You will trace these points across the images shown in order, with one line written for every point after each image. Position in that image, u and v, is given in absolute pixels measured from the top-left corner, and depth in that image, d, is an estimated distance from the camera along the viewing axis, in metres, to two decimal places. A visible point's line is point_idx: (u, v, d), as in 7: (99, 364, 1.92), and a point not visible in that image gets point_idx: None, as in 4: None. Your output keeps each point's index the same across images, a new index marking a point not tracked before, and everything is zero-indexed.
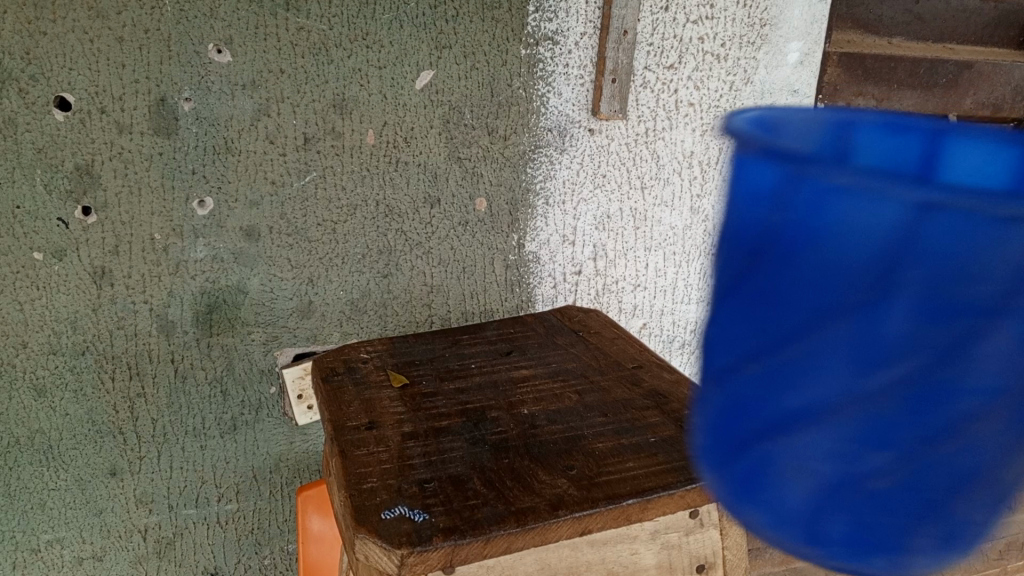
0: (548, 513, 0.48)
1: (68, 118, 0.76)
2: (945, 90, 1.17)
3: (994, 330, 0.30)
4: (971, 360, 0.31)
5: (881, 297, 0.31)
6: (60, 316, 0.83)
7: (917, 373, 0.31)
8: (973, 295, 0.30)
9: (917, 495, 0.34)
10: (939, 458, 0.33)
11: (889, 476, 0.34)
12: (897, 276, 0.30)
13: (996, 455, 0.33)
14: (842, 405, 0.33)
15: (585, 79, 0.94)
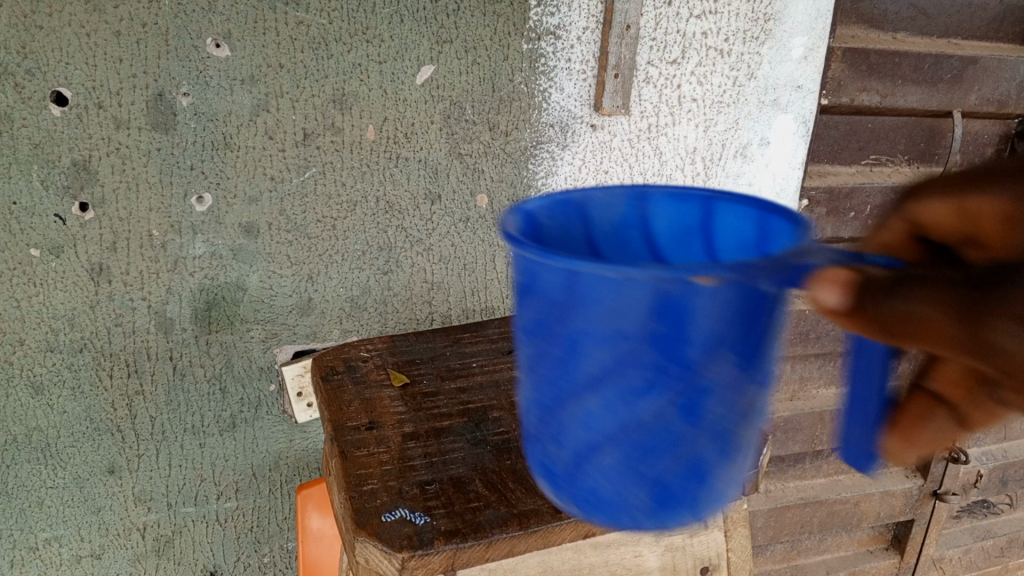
0: (551, 516, 0.47)
1: (65, 113, 0.75)
2: (949, 85, 1.17)
3: (641, 356, 0.34)
4: (621, 364, 0.34)
5: (559, 322, 0.35)
6: (57, 313, 0.82)
7: (600, 386, 0.35)
8: (616, 316, 0.33)
9: (622, 474, 0.38)
10: (629, 444, 0.36)
11: (598, 460, 0.37)
12: (563, 304, 0.35)
13: (691, 441, 0.36)
14: (560, 400, 0.37)
15: (587, 74, 0.93)
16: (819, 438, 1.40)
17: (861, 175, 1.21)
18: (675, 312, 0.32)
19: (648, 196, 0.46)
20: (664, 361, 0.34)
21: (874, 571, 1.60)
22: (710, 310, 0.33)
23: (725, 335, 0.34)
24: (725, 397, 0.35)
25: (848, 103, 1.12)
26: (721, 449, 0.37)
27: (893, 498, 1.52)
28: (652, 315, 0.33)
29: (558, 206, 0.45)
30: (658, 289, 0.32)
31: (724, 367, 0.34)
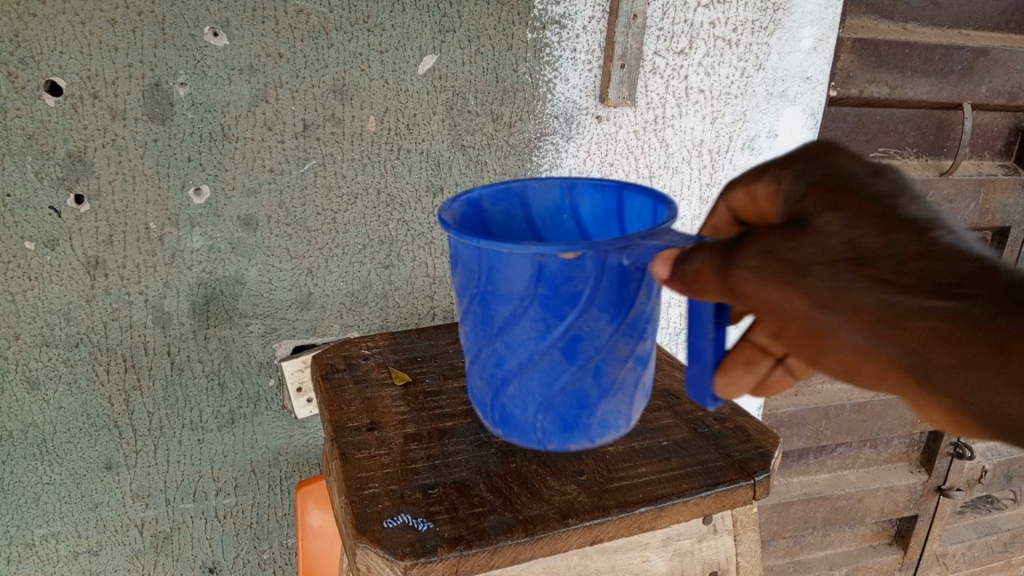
0: (558, 522, 0.46)
1: (59, 103, 0.73)
2: (960, 77, 1.15)
3: (529, 309, 0.45)
4: (518, 317, 0.46)
5: (475, 287, 0.47)
6: (52, 307, 0.81)
7: (505, 331, 0.47)
8: (510, 283, 0.45)
9: (528, 404, 0.49)
10: (530, 376, 0.48)
11: (509, 389, 0.49)
12: (477, 274, 0.46)
13: (576, 375, 0.47)
14: (481, 340, 0.49)
15: (593, 65, 0.91)
16: (824, 433, 1.39)
17: None
18: (552, 281, 0.44)
19: (575, 187, 0.58)
20: (548, 315, 0.45)
21: (878, 567, 1.59)
22: (580, 278, 0.44)
23: (595, 296, 0.45)
24: (602, 342, 0.47)
25: (856, 95, 1.10)
26: (603, 383, 0.48)
27: (897, 494, 1.50)
28: (535, 282, 0.44)
29: (501, 197, 0.58)
30: (538, 264, 0.43)
31: (596, 320, 0.46)
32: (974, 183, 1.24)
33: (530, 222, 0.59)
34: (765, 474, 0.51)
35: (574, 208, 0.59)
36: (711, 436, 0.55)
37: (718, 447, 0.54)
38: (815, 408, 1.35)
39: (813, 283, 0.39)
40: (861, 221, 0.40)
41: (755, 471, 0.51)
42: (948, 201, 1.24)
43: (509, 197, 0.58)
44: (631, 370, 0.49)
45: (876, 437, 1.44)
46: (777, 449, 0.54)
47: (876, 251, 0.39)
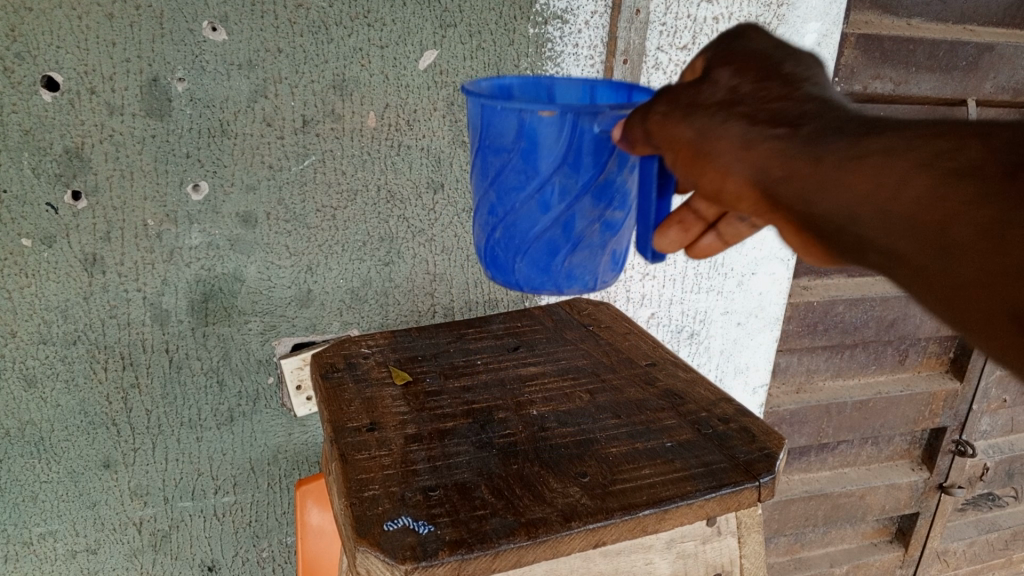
0: (560, 525, 0.45)
1: (56, 99, 0.73)
2: (964, 73, 1.14)
3: (511, 161, 0.52)
4: (504, 169, 0.53)
5: (480, 142, 0.54)
6: (50, 305, 0.80)
7: (494, 180, 0.54)
8: (500, 136, 0.52)
9: (510, 248, 0.56)
10: (511, 224, 0.55)
11: (496, 235, 0.57)
12: (481, 129, 0.54)
13: (546, 226, 0.54)
14: (481, 190, 0.57)
15: (595, 60, 0.90)
16: (825, 431, 1.38)
17: None
18: (531, 137, 0.50)
19: (594, 86, 0.61)
20: (525, 168, 0.52)
21: (878, 564, 1.58)
22: (552, 139, 0.50)
23: (566, 157, 0.51)
24: (570, 200, 0.53)
25: (860, 91, 1.09)
26: (571, 238, 0.55)
27: (898, 491, 1.50)
28: (517, 136, 0.51)
29: (530, 87, 0.62)
30: (519, 119, 0.50)
31: (565, 179, 0.52)
32: None
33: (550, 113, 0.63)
34: (769, 476, 0.51)
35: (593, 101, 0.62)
36: (715, 437, 0.55)
37: (723, 448, 0.53)
38: (817, 405, 1.34)
39: (702, 119, 0.46)
40: (744, 75, 0.48)
41: (759, 473, 0.51)
42: None
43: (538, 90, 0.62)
44: (601, 232, 0.55)
45: (877, 434, 1.44)
46: (782, 450, 0.53)
47: (751, 95, 0.46)
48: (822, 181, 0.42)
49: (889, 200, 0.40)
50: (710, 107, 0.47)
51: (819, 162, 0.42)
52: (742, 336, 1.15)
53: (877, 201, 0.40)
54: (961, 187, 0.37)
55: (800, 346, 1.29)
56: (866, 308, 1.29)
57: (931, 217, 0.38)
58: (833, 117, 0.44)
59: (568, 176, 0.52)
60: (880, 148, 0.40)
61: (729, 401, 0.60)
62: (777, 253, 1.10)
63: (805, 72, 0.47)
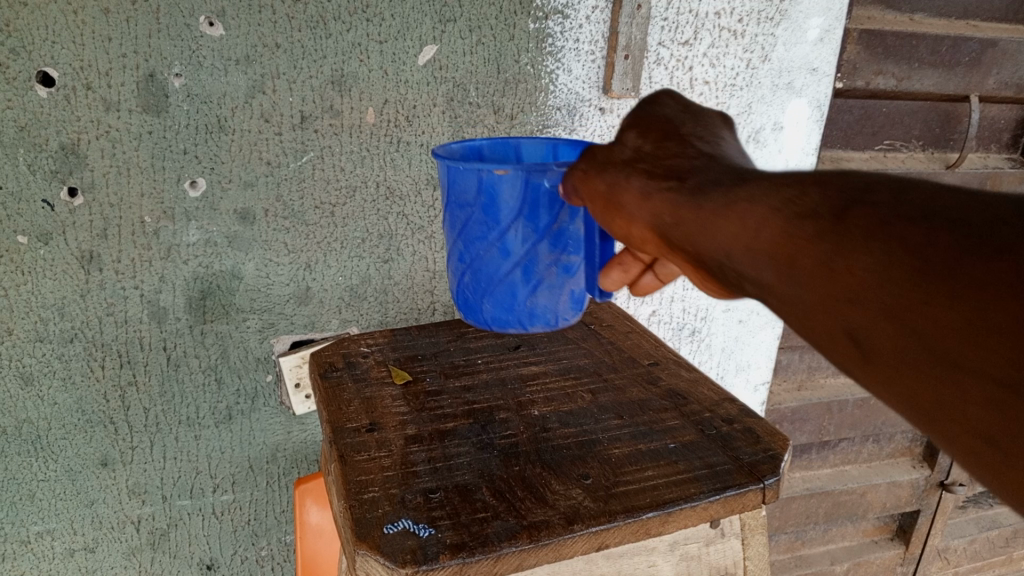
0: (563, 528, 0.44)
1: (51, 94, 0.72)
2: (967, 69, 1.13)
3: (473, 215, 0.54)
4: (467, 221, 0.55)
5: (448, 196, 0.57)
6: (46, 302, 0.79)
7: (459, 232, 0.57)
8: (463, 192, 0.54)
9: (476, 292, 0.58)
10: (476, 271, 0.57)
11: (464, 281, 0.59)
12: (448, 185, 0.56)
13: (508, 271, 0.56)
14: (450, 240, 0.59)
15: (596, 55, 0.89)
16: (827, 428, 1.38)
17: (874, 161, 1.17)
18: (489, 193, 0.53)
19: (558, 145, 0.63)
20: (486, 220, 0.54)
21: (879, 561, 1.58)
22: (510, 194, 0.52)
23: (522, 209, 0.53)
24: (529, 248, 0.55)
25: (863, 87, 1.09)
26: (532, 281, 0.57)
27: (899, 488, 1.50)
28: (477, 192, 0.53)
29: (500, 147, 0.64)
30: (478, 176, 0.52)
31: (523, 229, 0.54)
32: (980, 176, 1.23)
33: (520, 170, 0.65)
34: (774, 477, 0.50)
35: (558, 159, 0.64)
36: (719, 438, 0.54)
37: (726, 449, 0.53)
38: (818, 403, 1.34)
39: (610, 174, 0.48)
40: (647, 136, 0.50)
41: (764, 475, 0.50)
42: None
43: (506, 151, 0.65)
44: (561, 275, 0.57)
45: (878, 431, 1.43)
46: (786, 451, 0.53)
47: (650, 155, 0.49)
48: (701, 226, 0.43)
49: (751, 242, 0.41)
50: (615, 166, 0.49)
51: (696, 208, 0.44)
52: (744, 333, 1.14)
53: (743, 242, 0.41)
54: (801, 227, 0.38)
55: (802, 344, 1.29)
56: None
57: (784, 255, 0.39)
58: (721, 169, 0.46)
59: (525, 226, 0.54)
60: (746, 193, 0.42)
61: (732, 401, 0.59)
62: None
63: (703, 133, 0.49)
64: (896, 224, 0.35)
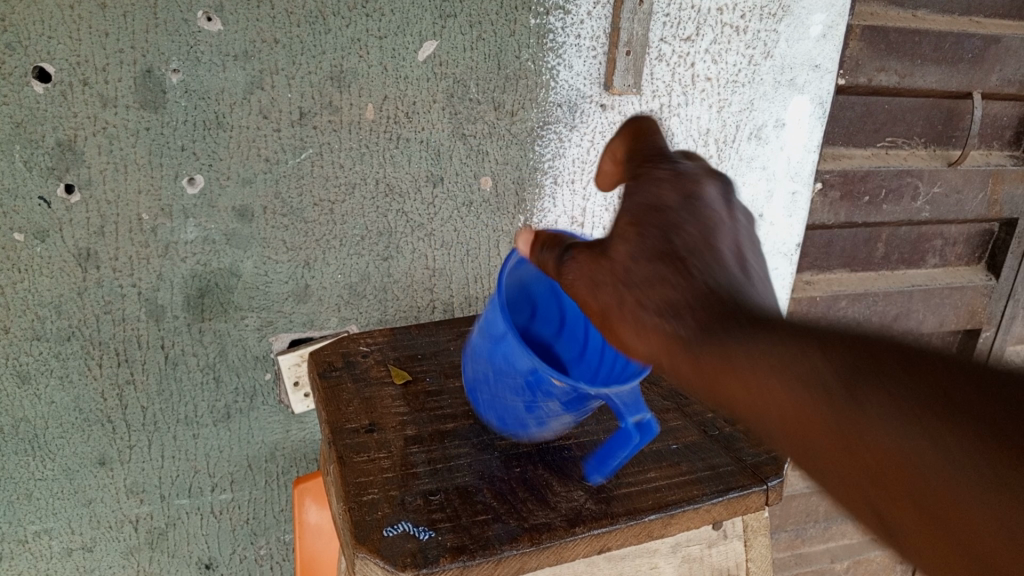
0: (565, 530, 0.44)
1: (48, 90, 0.71)
2: (970, 65, 1.13)
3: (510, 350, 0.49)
4: (502, 369, 0.50)
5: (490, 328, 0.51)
6: (43, 300, 0.79)
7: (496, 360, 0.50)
8: (509, 358, 0.49)
9: (488, 408, 0.53)
10: (494, 399, 0.52)
11: (479, 392, 0.54)
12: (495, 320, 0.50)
13: (524, 416, 0.51)
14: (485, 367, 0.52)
15: (598, 51, 0.89)
16: None
17: (876, 158, 1.17)
18: (540, 383, 0.48)
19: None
20: (523, 388, 0.50)
21: (879, 559, 1.58)
22: (559, 393, 0.48)
23: (565, 398, 0.49)
24: (555, 415, 0.51)
25: (865, 83, 1.08)
26: (545, 429, 0.52)
27: None
28: (527, 373, 0.49)
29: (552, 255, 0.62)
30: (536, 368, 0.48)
31: (556, 408, 0.50)
32: (982, 173, 1.22)
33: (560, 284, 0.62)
34: (777, 479, 0.50)
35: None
36: (721, 439, 0.54)
37: (729, 451, 0.52)
38: None
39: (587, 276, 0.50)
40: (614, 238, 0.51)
41: (767, 476, 0.50)
42: (956, 191, 1.22)
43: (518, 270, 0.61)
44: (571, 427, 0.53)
45: None
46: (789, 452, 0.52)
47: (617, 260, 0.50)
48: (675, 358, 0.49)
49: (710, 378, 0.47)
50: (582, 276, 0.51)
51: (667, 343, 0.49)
52: None
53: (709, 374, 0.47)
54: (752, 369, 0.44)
55: None
56: (869, 303, 1.27)
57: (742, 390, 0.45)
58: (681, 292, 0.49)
59: (561, 408, 0.50)
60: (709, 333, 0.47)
61: None
62: (780, 248, 1.09)
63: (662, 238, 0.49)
64: (879, 400, 0.39)
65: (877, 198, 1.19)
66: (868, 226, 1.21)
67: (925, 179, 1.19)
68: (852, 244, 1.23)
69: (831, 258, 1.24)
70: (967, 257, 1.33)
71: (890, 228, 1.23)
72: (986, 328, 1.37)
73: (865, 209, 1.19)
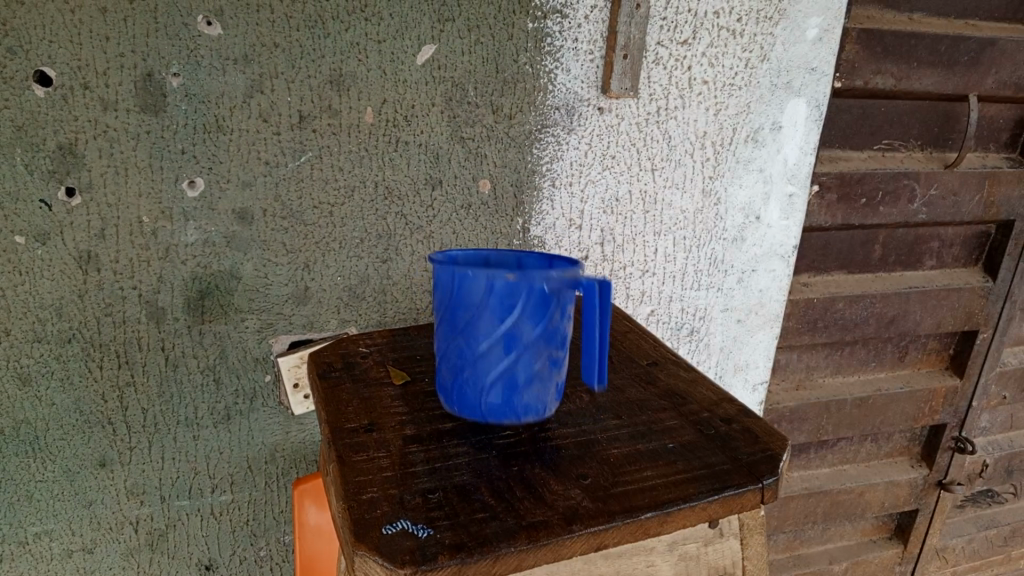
0: (562, 528, 0.44)
1: (49, 94, 0.72)
2: (966, 68, 1.13)
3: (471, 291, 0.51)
4: (467, 317, 0.51)
5: (443, 294, 0.53)
6: (44, 302, 0.79)
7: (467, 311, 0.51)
8: (467, 292, 0.51)
9: (476, 385, 0.53)
10: (476, 365, 0.52)
11: (463, 376, 0.53)
12: (447, 285, 0.52)
13: (508, 365, 0.52)
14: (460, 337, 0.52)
15: (595, 55, 0.89)
16: (825, 427, 1.38)
17: (873, 161, 1.17)
18: (499, 295, 0.50)
19: (524, 255, 0.60)
20: (491, 317, 0.50)
21: (878, 561, 1.58)
22: (519, 300, 0.50)
23: (529, 307, 0.50)
24: (532, 342, 0.52)
25: (861, 86, 1.09)
26: (531, 373, 0.52)
27: (897, 488, 1.50)
28: (486, 294, 0.50)
29: (471, 257, 0.60)
30: (488, 279, 0.50)
31: (528, 327, 0.51)
32: (979, 175, 1.23)
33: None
34: (773, 478, 0.50)
35: (523, 271, 0.61)
36: (718, 438, 0.54)
37: (725, 450, 0.53)
38: (817, 402, 1.34)
39: None
40: None
41: (763, 475, 0.50)
42: (953, 193, 1.23)
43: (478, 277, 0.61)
44: (554, 369, 0.54)
45: (877, 431, 1.43)
46: (785, 451, 0.52)
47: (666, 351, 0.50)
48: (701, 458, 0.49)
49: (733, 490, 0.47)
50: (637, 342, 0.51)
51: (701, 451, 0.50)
52: (743, 334, 1.14)
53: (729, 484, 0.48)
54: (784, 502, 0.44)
55: (800, 344, 1.29)
56: (867, 305, 1.28)
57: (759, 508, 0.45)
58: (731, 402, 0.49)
59: (530, 324, 0.51)
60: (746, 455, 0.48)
61: (731, 402, 0.59)
62: (777, 249, 1.10)
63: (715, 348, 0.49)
64: None
65: (874, 200, 1.19)
66: (865, 228, 1.22)
67: (922, 181, 1.20)
68: (850, 246, 1.24)
69: (829, 260, 1.24)
70: (964, 259, 1.34)
71: (887, 230, 1.24)
72: (983, 329, 1.38)
73: (862, 211, 1.19)
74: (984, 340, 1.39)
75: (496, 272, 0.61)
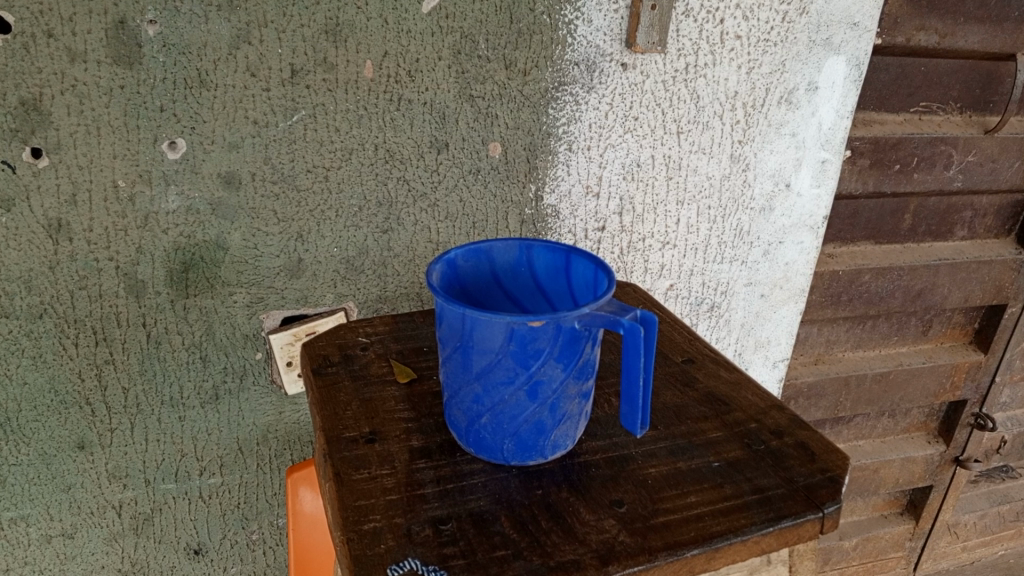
0: (596, 570, 0.38)
1: (7, 42, 0.63)
2: (1016, 25, 1.04)
3: (484, 342, 0.41)
4: (481, 363, 0.42)
5: (450, 333, 0.43)
6: (11, 275, 0.72)
7: (480, 361, 0.42)
8: (480, 342, 0.41)
9: (494, 433, 0.44)
10: (496, 413, 0.44)
11: (478, 423, 0.45)
12: (453, 323, 0.43)
13: (535, 411, 0.43)
14: (474, 385, 0.43)
15: (619, 5, 0.80)
16: (842, 403, 1.33)
17: (909, 124, 1.10)
18: (522, 341, 0.41)
19: (532, 245, 0.52)
20: (514, 364, 0.42)
21: (889, 537, 1.54)
22: (546, 344, 0.41)
23: (556, 349, 0.41)
24: (561, 385, 0.43)
25: (903, 44, 1.00)
26: (560, 415, 0.44)
27: (913, 464, 1.45)
28: (505, 340, 0.41)
29: (470, 253, 0.51)
30: (509, 325, 0.40)
31: (557, 370, 0.42)
32: (1020, 141, 1.15)
33: (493, 282, 0.52)
34: (835, 505, 0.43)
35: (531, 264, 0.52)
36: (768, 454, 0.47)
37: (778, 469, 0.46)
38: (835, 378, 1.28)
39: None
40: None
41: (823, 502, 0.43)
42: (990, 160, 1.15)
43: (482, 278, 0.52)
44: (583, 403, 0.46)
45: (896, 407, 1.38)
46: (846, 472, 0.46)
47: None
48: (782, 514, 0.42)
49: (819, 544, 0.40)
50: None
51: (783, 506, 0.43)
52: (766, 309, 1.08)
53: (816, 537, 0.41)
54: None
55: (822, 318, 1.22)
56: (895, 277, 1.21)
57: None
58: None
59: (560, 365, 0.42)
60: None
61: (780, 409, 0.52)
62: (807, 220, 1.02)
63: None
64: None
65: (908, 167, 1.11)
66: (897, 196, 1.14)
67: (959, 147, 1.12)
68: (880, 215, 1.16)
69: (856, 230, 1.17)
70: (996, 230, 1.27)
71: (920, 198, 1.16)
72: (1012, 303, 1.31)
73: (895, 178, 1.12)
74: (1012, 314, 1.32)
75: (500, 269, 0.52)
